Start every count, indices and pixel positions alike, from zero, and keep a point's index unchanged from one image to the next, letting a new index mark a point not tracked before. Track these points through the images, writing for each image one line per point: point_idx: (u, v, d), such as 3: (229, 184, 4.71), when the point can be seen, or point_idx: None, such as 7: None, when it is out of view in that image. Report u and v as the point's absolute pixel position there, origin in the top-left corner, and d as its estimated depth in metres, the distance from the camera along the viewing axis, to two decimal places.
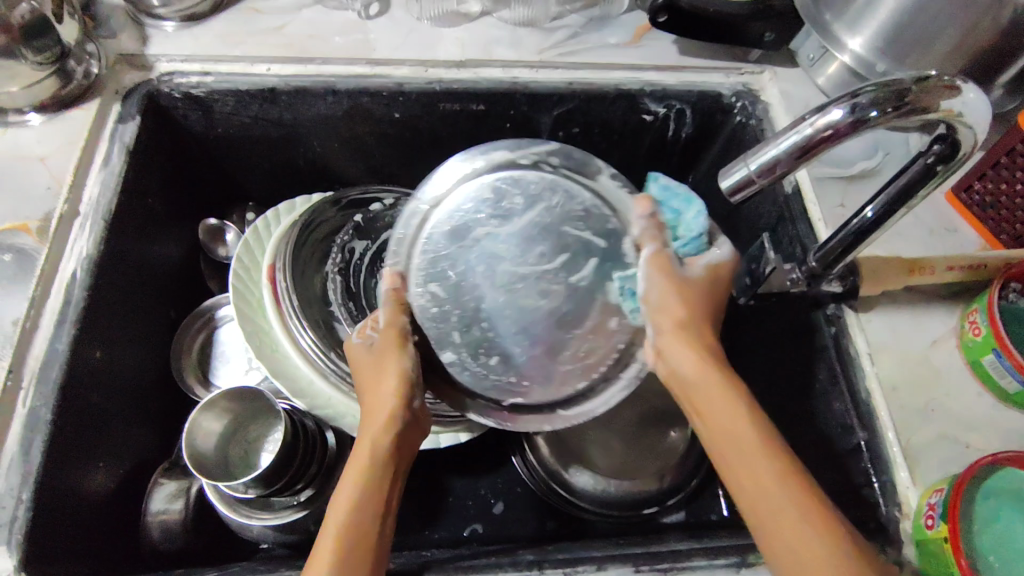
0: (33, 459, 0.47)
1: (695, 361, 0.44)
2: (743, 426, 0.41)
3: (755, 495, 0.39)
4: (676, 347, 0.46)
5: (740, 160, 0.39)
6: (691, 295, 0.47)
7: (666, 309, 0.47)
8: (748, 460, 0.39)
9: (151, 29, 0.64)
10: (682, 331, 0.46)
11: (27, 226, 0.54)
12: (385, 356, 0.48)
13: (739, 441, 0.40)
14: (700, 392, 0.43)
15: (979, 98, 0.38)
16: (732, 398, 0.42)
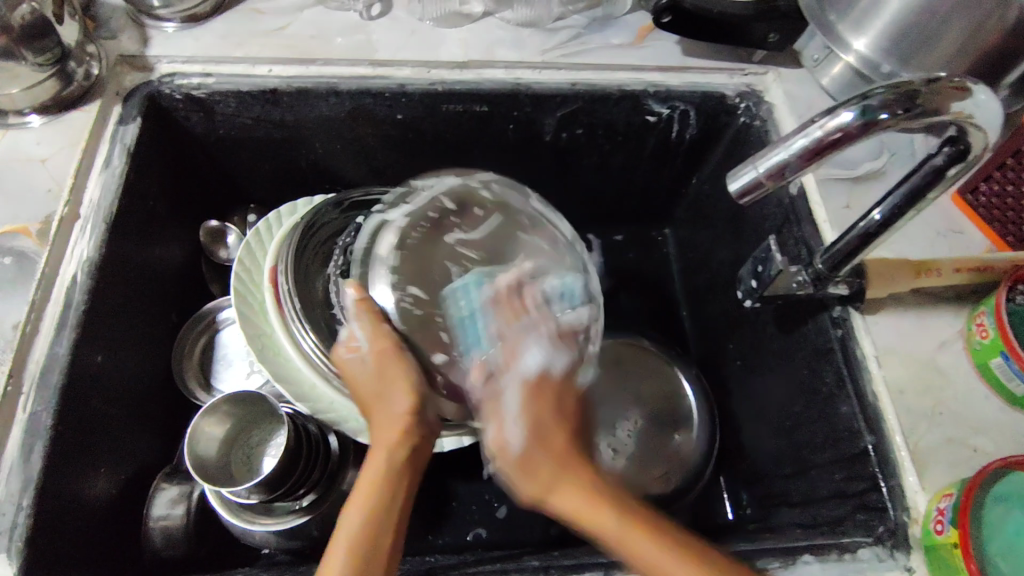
0: (33, 465, 0.46)
1: (573, 495, 0.44)
2: (630, 544, 0.43)
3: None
4: (563, 494, 0.45)
5: (748, 162, 0.39)
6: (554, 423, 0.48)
7: (530, 467, 0.46)
8: (668, 574, 0.41)
9: (152, 30, 0.64)
10: (560, 477, 0.45)
11: (27, 228, 0.54)
12: (381, 372, 0.49)
13: (651, 562, 0.42)
14: (587, 519, 0.44)
15: (990, 99, 0.38)
16: (606, 518, 0.43)
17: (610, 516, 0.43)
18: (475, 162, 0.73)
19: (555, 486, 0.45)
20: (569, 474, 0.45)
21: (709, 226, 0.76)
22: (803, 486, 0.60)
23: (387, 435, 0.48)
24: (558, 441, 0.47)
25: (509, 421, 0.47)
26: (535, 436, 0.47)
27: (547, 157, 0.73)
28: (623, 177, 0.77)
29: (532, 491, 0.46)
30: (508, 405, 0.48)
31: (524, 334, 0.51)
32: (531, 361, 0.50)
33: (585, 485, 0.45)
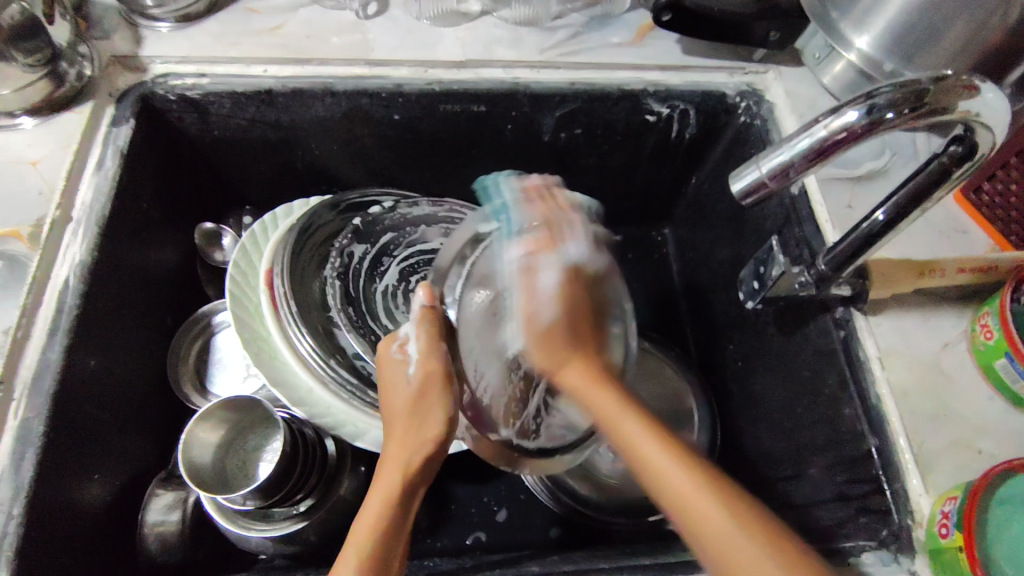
0: (25, 473, 0.46)
1: (579, 377, 0.44)
2: (632, 418, 0.39)
3: (677, 495, 0.35)
4: (568, 378, 0.44)
5: (751, 163, 0.38)
6: (554, 340, 0.45)
7: (551, 341, 0.45)
8: (644, 462, 0.37)
9: (145, 30, 0.63)
10: (563, 357, 0.45)
11: (18, 232, 0.53)
12: (425, 389, 0.47)
13: (628, 435, 0.38)
14: (591, 398, 0.42)
15: (999, 98, 0.37)
16: (605, 397, 0.41)
17: (606, 388, 0.42)
18: (473, 162, 0.73)
19: (557, 367, 0.45)
20: (566, 354, 0.45)
21: (709, 226, 0.75)
22: (806, 489, 0.60)
23: (410, 453, 0.45)
24: (570, 336, 0.46)
25: (540, 269, 0.47)
26: (557, 337, 0.46)
27: (544, 157, 0.73)
28: (622, 177, 0.77)
29: (541, 362, 0.45)
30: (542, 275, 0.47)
31: (563, 221, 0.49)
32: (574, 250, 0.48)
33: (585, 366, 0.44)
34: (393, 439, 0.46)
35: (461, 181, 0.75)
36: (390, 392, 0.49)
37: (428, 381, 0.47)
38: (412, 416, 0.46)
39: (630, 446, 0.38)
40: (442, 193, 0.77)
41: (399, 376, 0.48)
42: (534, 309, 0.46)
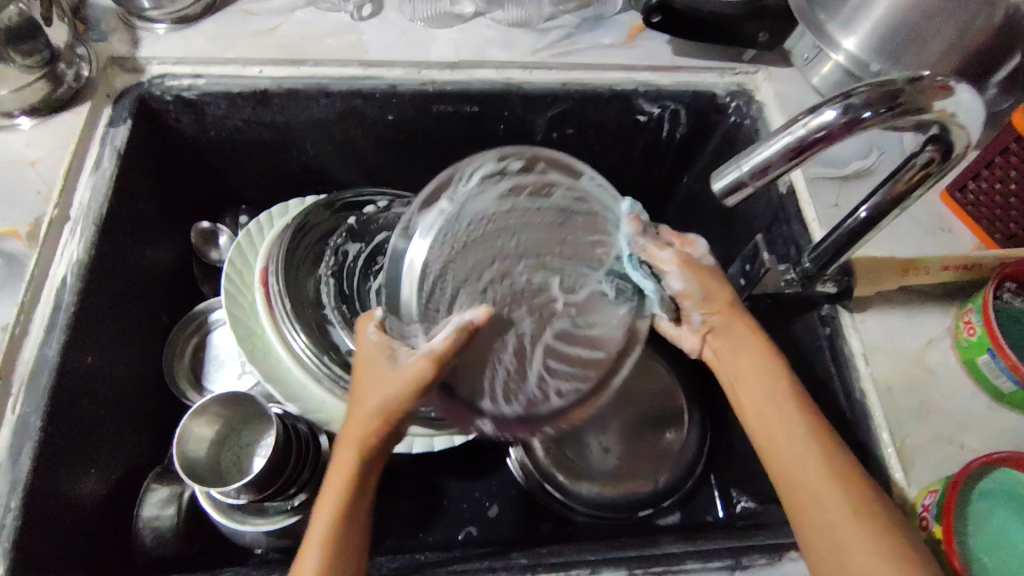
0: (22, 467, 0.46)
1: (747, 334, 0.50)
2: (777, 419, 0.46)
3: (795, 485, 0.44)
4: (733, 331, 0.51)
5: (733, 162, 0.39)
6: (714, 294, 0.50)
7: (714, 293, 0.50)
8: (781, 433, 0.46)
9: (142, 32, 0.64)
10: (735, 314, 0.51)
11: (16, 230, 0.54)
12: (399, 391, 0.43)
13: (774, 403, 0.47)
14: (739, 352, 0.50)
15: (973, 98, 0.38)
16: (760, 380, 0.48)
17: (769, 352, 0.49)
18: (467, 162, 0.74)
19: (727, 320, 0.51)
20: (734, 310, 0.51)
21: (700, 225, 0.76)
22: None
23: (365, 436, 0.44)
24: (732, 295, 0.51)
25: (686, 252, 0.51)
26: (704, 288, 0.50)
27: None
28: (615, 176, 0.77)
29: (713, 312, 0.51)
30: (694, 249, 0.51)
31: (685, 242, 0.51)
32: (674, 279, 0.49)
33: (753, 329, 0.50)
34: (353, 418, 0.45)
35: None
36: (363, 380, 0.45)
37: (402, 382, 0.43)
38: (380, 416, 0.44)
39: (767, 407, 0.47)
40: None
41: (377, 366, 0.45)
42: (690, 250, 0.51)
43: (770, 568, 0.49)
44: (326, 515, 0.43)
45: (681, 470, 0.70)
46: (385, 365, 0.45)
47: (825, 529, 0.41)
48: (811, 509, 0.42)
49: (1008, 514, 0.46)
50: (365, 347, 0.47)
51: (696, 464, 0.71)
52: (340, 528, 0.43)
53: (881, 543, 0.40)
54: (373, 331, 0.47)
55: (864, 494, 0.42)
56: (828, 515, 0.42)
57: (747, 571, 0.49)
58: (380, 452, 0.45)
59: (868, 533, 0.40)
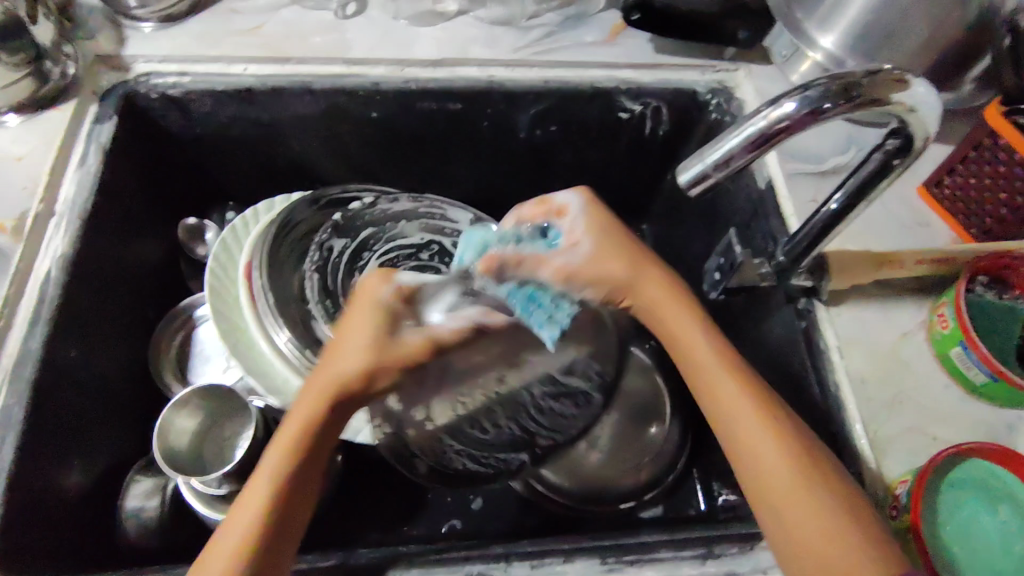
0: (4, 456, 0.47)
1: (661, 289, 0.51)
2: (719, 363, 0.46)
3: (758, 468, 0.42)
4: (650, 291, 0.51)
5: (697, 154, 0.41)
6: (621, 239, 0.52)
7: (614, 239, 0.52)
8: (715, 384, 0.46)
9: (129, 30, 0.65)
10: (641, 274, 0.51)
11: (1, 225, 0.55)
12: (379, 361, 0.45)
13: (705, 360, 0.47)
14: (664, 312, 0.50)
15: (928, 91, 0.40)
16: (695, 329, 0.49)
17: (689, 311, 0.50)
18: (451, 158, 0.74)
19: (638, 280, 0.51)
20: (644, 267, 0.52)
21: (683, 221, 0.76)
22: None
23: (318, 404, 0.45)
24: (637, 257, 0.52)
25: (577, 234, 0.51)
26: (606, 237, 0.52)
27: (520, 154, 0.74)
28: (599, 173, 0.78)
29: (621, 263, 0.51)
30: (569, 227, 0.51)
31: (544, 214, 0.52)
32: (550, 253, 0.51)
33: (671, 291, 0.51)
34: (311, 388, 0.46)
35: (439, 178, 0.77)
36: (343, 343, 0.46)
37: (386, 352, 0.45)
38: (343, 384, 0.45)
39: (700, 368, 0.47)
40: (422, 190, 0.78)
41: (370, 324, 0.46)
42: (571, 254, 0.51)
43: (742, 557, 0.50)
44: (260, 490, 0.42)
45: (663, 463, 0.70)
46: (377, 321, 0.46)
47: (791, 518, 0.40)
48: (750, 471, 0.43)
49: (974, 504, 0.47)
50: (369, 298, 0.47)
51: (678, 457, 0.71)
52: (264, 519, 0.41)
53: (823, 512, 0.40)
54: (384, 284, 0.48)
55: (825, 478, 0.42)
56: (778, 492, 0.41)
57: (719, 560, 0.49)
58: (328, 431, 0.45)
59: (827, 519, 0.40)
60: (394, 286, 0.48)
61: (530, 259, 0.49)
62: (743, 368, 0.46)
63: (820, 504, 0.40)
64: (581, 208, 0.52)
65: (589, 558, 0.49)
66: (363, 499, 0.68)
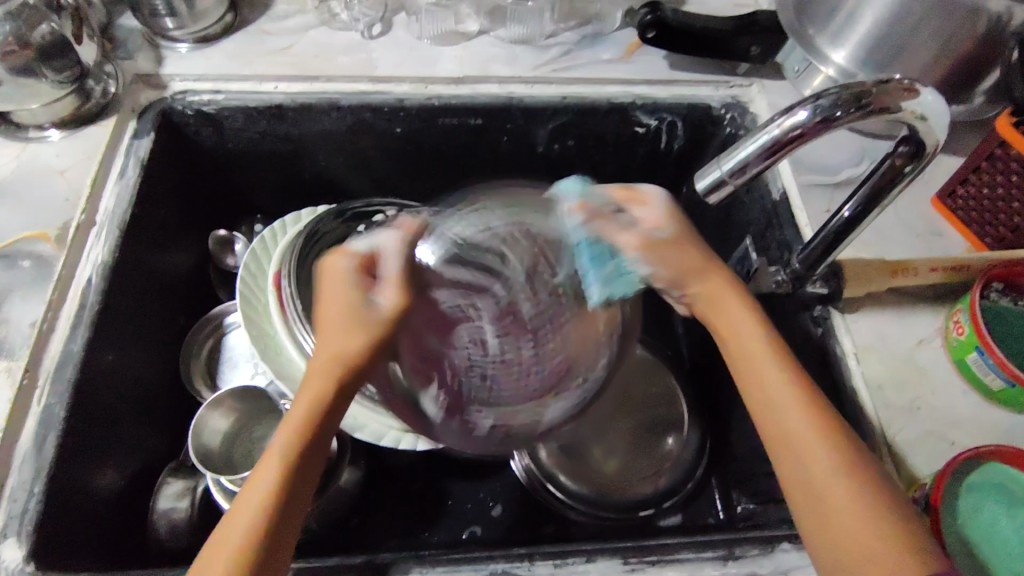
0: (46, 454, 0.49)
1: (725, 288, 0.51)
2: (792, 407, 0.44)
3: (778, 429, 0.45)
4: (715, 296, 0.51)
5: (714, 162, 0.42)
6: (682, 242, 0.52)
7: (680, 245, 0.52)
8: (771, 392, 0.45)
9: (166, 51, 0.68)
10: (711, 269, 0.51)
11: (46, 234, 0.58)
12: (361, 339, 0.44)
13: (761, 364, 0.47)
14: (724, 310, 0.50)
15: (937, 99, 0.42)
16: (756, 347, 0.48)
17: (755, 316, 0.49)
18: (470, 173, 0.76)
19: (689, 276, 0.51)
20: (709, 267, 0.52)
21: (697, 234, 0.78)
22: None
23: (317, 365, 0.44)
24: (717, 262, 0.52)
25: (656, 221, 0.52)
26: (681, 263, 0.51)
27: (539, 168, 0.76)
28: (616, 187, 0.80)
29: (690, 285, 0.51)
30: (647, 215, 0.53)
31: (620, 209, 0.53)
32: (642, 215, 0.53)
33: (730, 285, 0.51)
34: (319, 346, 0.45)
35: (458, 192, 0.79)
36: (325, 304, 0.46)
37: (358, 323, 0.44)
38: (331, 369, 0.43)
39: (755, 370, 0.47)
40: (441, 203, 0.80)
41: (347, 295, 0.46)
42: (655, 232, 0.52)
43: (763, 559, 0.50)
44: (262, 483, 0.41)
45: (681, 472, 0.70)
46: (353, 303, 0.45)
47: (805, 477, 0.42)
48: (788, 443, 0.44)
49: (996, 508, 0.47)
50: (339, 276, 0.47)
51: (697, 466, 0.71)
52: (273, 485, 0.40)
53: (831, 481, 0.42)
54: (348, 262, 0.48)
55: (845, 432, 0.44)
56: (820, 479, 0.42)
57: (740, 562, 0.50)
58: (326, 429, 0.43)
59: (846, 488, 0.41)
60: (352, 261, 0.48)
61: (607, 226, 0.52)
62: (812, 397, 0.45)
63: (849, 482, 0.41)
64: (665, 201, 0.53)
65: (609, 558, 0.50)
66: (384, 506, 0.69)
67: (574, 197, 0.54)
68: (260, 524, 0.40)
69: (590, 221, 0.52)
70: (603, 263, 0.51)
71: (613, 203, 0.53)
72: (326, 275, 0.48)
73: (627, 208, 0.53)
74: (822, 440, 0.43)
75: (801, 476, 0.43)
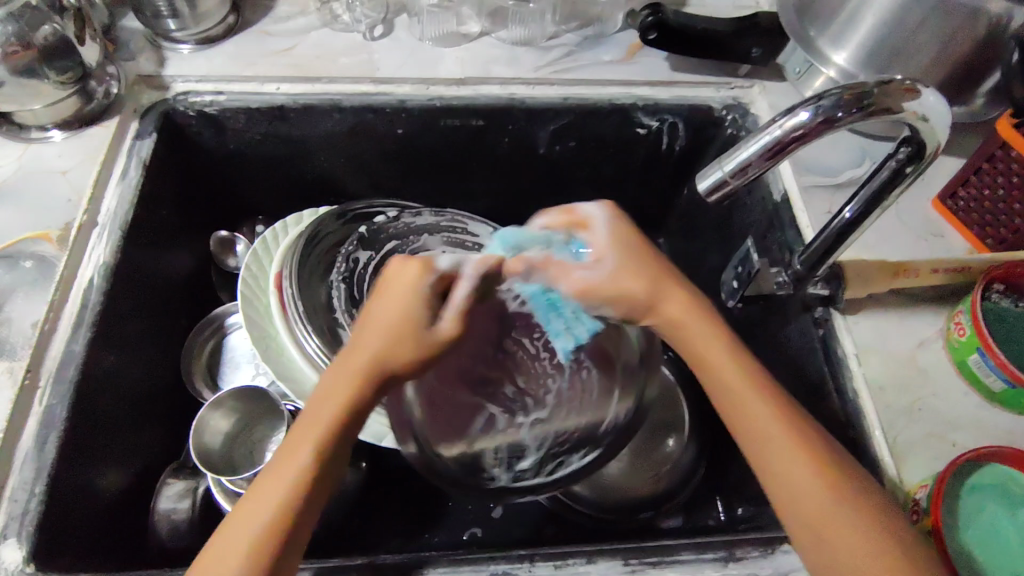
0: (48, 455, 0.49)
1: (681, 303, 0.48)
2: (762, 416, 0.44)
3: (773, 454, 0.43)
4: (669, 304, 0.48)
5: (715, 163, 0.42)
6: (636, 268, 0.48)
7: (622, 268, 0.48)
8: (748, 401, 0.45)
9: (168, 52, 0.68)
10: (660, 290, 0.48)
11: (48, 234, 0.58)
12: (405, 358, 0.43)
13: (733, 376, 0.46)
14: (688, 334, 0.48)
15: (938, 101, 0.42)
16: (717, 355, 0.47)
17: (712, 328, 0.48)
18: (471, 174, 0.77)
19: (655, 301, 0.48)
20: (662, 285, 0.49)
21: (698, 235, 0.78)
22: None
23: (346, 376, 0.43)
24: (662, 269, 0.49)
25: (597, 250, 0.49)
26: (616, 284, 0.48)
27: (540, 170, 0.76)
28: (617, 188, 0.80)
29: (647, 314, 0.49)
30: (593, 241, 0.49)
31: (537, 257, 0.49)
32: (592, 239, 0.49)
33: (690, 301, 0.49)
34: (348, 356, 0.44)
35: (459, 193, 0.79)
36: (373, 313, 0.44)
37: (408, 340, 0.43)
38: (365, 382, 0.42)
39: (722, 377, 0.46)
40: (442, 204, 0.80)
41: (412, 305, 0.43)
42: (592, 270, 0.48)
43: (764, 560, 0.50)
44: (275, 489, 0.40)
45: (682, 473, 0.70)
46: (413, 316, 0.43)
47: (800, 497, 0.42)
48: (772, 465, 0.43)
49: (996, 508, 0.47)
50: (402, 284, 0.44)
51: (697, 467, 0.71)
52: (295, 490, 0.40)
53: (824, 497, 0.42)
54: (425, 275, 0.44)
55: (823, 440, 0.44)
56: (821, 511, 0.41)
57: (741, 563, 0.50)
58: (345, 441, 0.42)
59: (847, 512, 0.41)
60: (438, 276, 0.45)
61: (541, 265, 0.49)
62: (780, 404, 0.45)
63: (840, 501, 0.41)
64: (607, 222, 0.50)
65: (611, 559, 0.50)
66: (385, 507, 0.69)
67: (511, 245, 0.50)
68: (272, 532, 0.39)
69: (534, 265, 0.49)
70: (563, 313, 0.52)
71: (560, 241, 0.49)
72: (391, 276, 0.45)
73: (571, 233, 0.50)
74: (819, 467, 0.43)
75: (807, 505, 0.42)
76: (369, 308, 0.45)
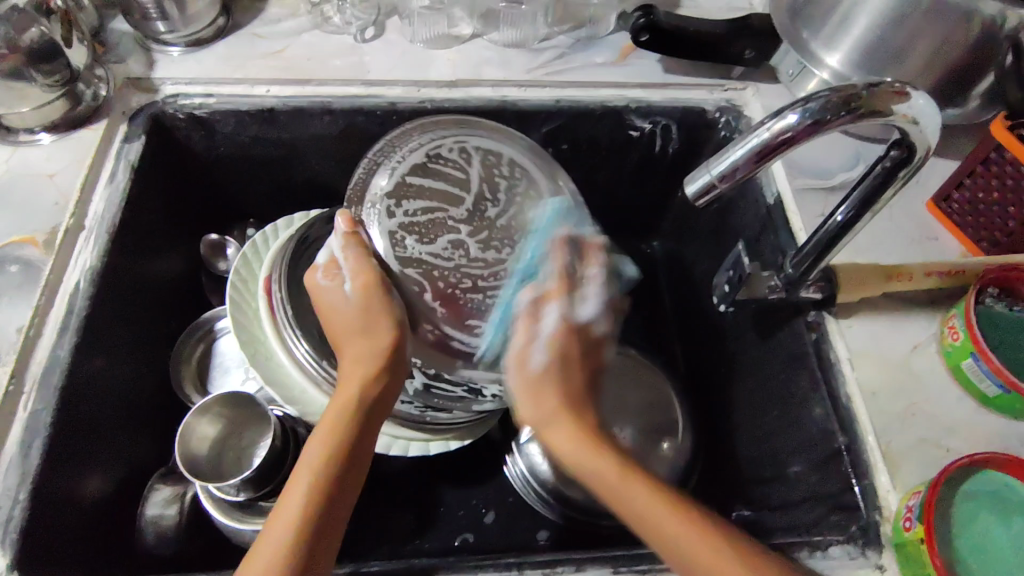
0: (31, 461, 0.49)
1: (566, 434, 0.47)
2: (679, 525, 0.43)
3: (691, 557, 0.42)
4: (562, 439, 0.47)
5: (703, 166, 0.42)
6: (555, 370, 0.48)
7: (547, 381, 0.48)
8: (651, 517, 0.43)
9: (158, 54, 0.68)
10: (562, 412, 0.47)
11: (34, 238, 0.57)
12: (387, 343, 0.47)
13: (631, 496, 0.44)
14: (573, 461, 0.46)
15: (928, 103, 0.42)
16: (601, 462, 0.45)
17: (594, 442, 0.46)
18: None
19: (550, 427, 0.47)
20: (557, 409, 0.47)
21: (691, 237, 0.77)
22: (782, 489, 0.60)
23: (351, 375, 0.48)
24: (563, 387, 0.48)
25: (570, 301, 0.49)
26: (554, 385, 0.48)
27: None
28: (610, 191, 0.79)
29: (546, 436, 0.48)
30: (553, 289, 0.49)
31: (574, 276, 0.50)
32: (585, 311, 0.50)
33: (571, 418, 0.47)
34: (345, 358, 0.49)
35: None
36: (339, 315, 0.49)
37: (371, 323, 0.47)
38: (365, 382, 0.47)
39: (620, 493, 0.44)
40: None
41: (342, 302, 0.49)
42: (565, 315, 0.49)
43: None
44: (300, 492, 0.44)
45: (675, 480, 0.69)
46: (340, 306, 0.49)
47: None
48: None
49: (991, 516, 0.47)
50: (333, 292, 0.49)
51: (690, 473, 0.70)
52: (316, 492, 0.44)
53: None
54: (326, 272, 0.50)
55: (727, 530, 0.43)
56: None
57: None
58: (360, 441, 0.47)
59: None
60: (322, 271, 0.50)
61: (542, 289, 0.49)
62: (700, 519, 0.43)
63: None
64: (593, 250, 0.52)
65: (602, 567, 0.49)
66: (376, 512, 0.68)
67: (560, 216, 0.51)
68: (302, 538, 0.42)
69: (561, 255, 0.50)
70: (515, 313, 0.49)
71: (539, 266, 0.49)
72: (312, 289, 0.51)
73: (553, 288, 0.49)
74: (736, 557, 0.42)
75: None
76: (331, 322, 0.50)
